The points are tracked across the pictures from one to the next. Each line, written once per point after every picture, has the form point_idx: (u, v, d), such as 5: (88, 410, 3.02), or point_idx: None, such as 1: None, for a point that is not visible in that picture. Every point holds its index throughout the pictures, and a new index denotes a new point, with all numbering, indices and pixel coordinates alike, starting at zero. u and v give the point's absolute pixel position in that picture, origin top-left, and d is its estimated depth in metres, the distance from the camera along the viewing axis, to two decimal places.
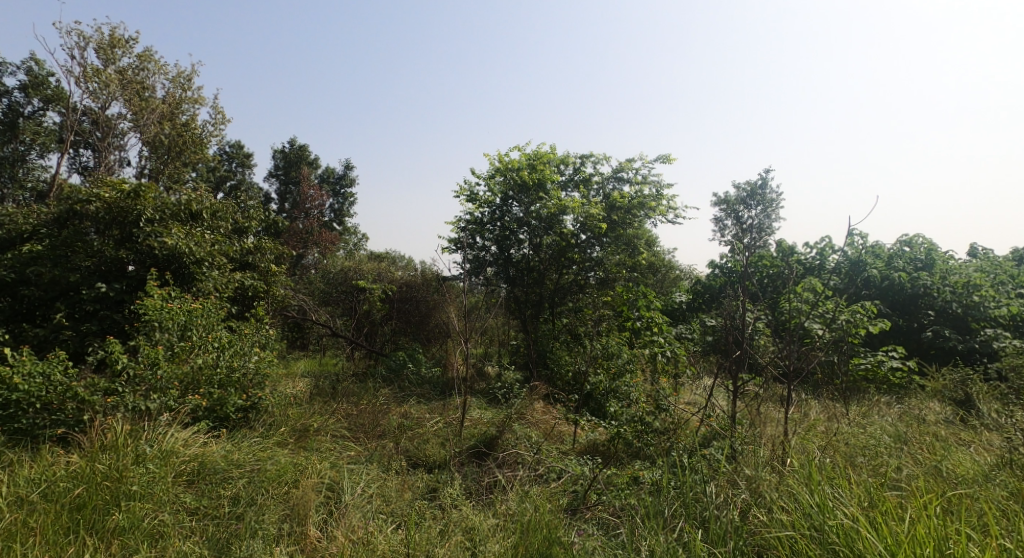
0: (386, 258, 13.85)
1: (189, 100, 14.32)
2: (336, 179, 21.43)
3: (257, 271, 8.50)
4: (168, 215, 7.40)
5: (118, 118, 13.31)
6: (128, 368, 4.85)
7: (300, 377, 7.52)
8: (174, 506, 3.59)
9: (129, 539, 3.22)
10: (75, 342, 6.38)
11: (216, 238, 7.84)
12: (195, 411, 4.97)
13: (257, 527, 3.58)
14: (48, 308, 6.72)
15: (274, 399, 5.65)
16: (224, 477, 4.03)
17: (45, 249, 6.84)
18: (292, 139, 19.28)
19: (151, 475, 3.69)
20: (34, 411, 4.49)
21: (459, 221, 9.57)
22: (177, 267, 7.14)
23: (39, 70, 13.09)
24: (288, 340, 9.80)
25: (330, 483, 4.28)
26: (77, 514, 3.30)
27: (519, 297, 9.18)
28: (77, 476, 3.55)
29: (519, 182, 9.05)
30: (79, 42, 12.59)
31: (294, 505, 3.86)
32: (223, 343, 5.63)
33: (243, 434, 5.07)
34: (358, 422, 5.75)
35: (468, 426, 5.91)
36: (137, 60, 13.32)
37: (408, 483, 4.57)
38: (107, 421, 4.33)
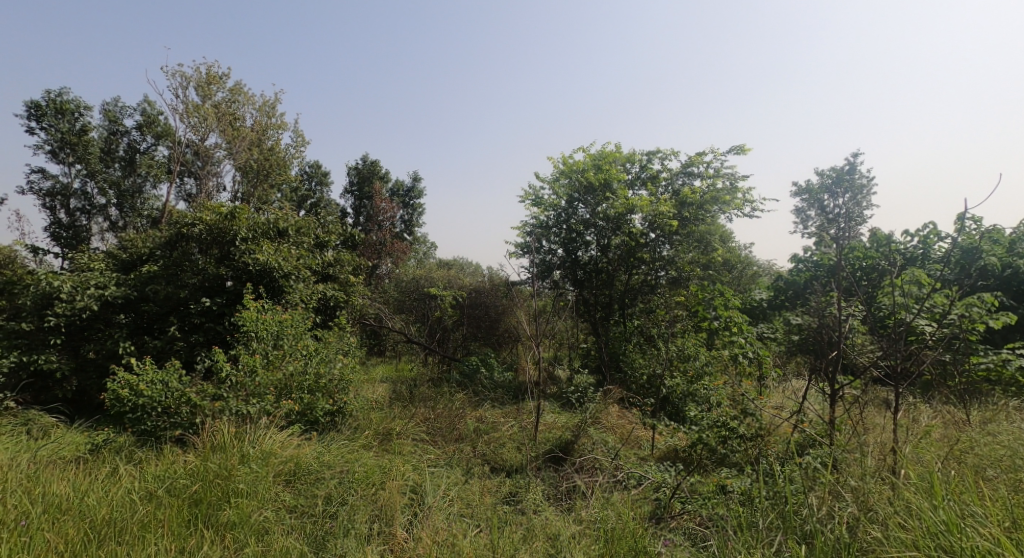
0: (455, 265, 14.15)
1: (274, 126, 15.39)
2: (405, 191, 22.22)
3: (337, 282, 8.96)
4: (259, 233, 8.02)
5: (215, 148, 14.54)
6: (231, 375, 5.28)
7: (379, 382, 7.83)
8: (275, 504, 3.84)
9: (239, 533, 3.47)
10: (186, 351, 7.08)
11: (301, 252, 8.36)
12: (289, 415, 5.30)
13: (349, 526, 3.74)
14: (163, 322, 7.46)
15: (358, 403, 5.93)
16: (317, 477, 4.25)
17: (159, 269, 7.59)
18: (364, 155, 20.24)
19: (253, 474, 3.97)
20: (156, 415, 4.99)
21: (525, 225, 9.63)
22: (268, 281, 7.68)
23: (150, 110, 14.53)
24: (366, 346, 10.25)
25: (414, 485, 4.41)
26: (195, 508, 3.61)
27: (589, 300, 9.08)
28: (192, 474, 3.89)
29: (584, 183, 8.97)
30: (181, 82, 13.88)
31: (381, 506, 4.01)
32: (311, 350, 5.98)
33: (332, 436, 5.35)
34: (436, 426, 5.89)
35: (544, 430, 5.89)
36: (230, 93, 14.50)
37: (489, 487, 4.62)
38: (215, 424, 4.72)
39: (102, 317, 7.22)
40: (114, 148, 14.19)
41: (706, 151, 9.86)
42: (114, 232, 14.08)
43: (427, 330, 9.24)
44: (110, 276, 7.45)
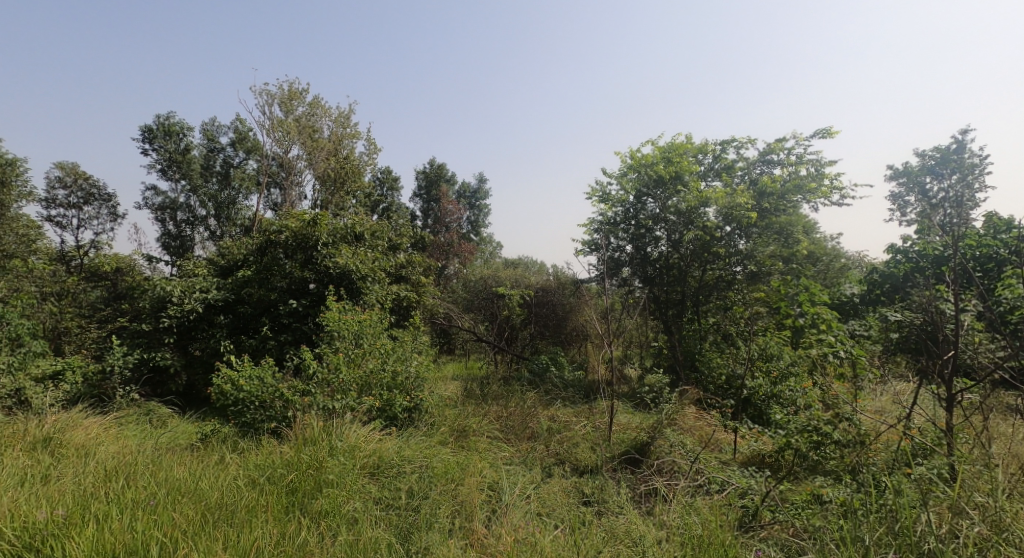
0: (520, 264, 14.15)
1: (349, 135, 16.11)
2: (472, 192, 22.60)
3: (410, 283, 9.25)
4: (338, 238, 8.44)
5: (297, 159, 15.44)
6: (318, 372, 5.60)
7: (451, 380, 7.99)
8: (363, 495, 4.01)
9: (332, 521, 3.64)
10: (276, 349, 7.54)
11: (376, 254, 8.68)
12: (371, 410, 5.52)
13: (432, 519, 3.82)
14: (256, 322, 8.00)
15: (433, 401, 6.06)
16: (399, 471, 4.39)
17: (252, 273, 8.17)
18: (432, 159, 20.83)
19: (342, 466, 4.17)
20: (255, 408, 5.39)
21: (593, 222, 9.48)
22: (347, 283, 8.05)
23: (242, 127, 15.66)
24: (437, 345, 10.49)
25: (492, 482, 4.45)
26: (292, 496, 3.85)
27: (660, 297, 8.73)
28: (287, 463, 4.14)
29: (654, 177, 8.69)
30: (266, 100, 14.85)
31: (461, 501, 4.08)
32: (387, 349, 6.21)
33: (410, 432, 5.50)
34: (509, 424, 5.92)
35: (618, 431, 5.74)
36: (309, 107, 15.37)
37: (565, 487, 4.57)
38: (305, 418, 4.99)
39: (206, 318, 7.88)
40: (212, 164, 15.43)
41: (787, 137, 9.29)
42: (214, 241, 15.31)
43: (495, 329, 9.19)
44: (211, 280, 8.11)
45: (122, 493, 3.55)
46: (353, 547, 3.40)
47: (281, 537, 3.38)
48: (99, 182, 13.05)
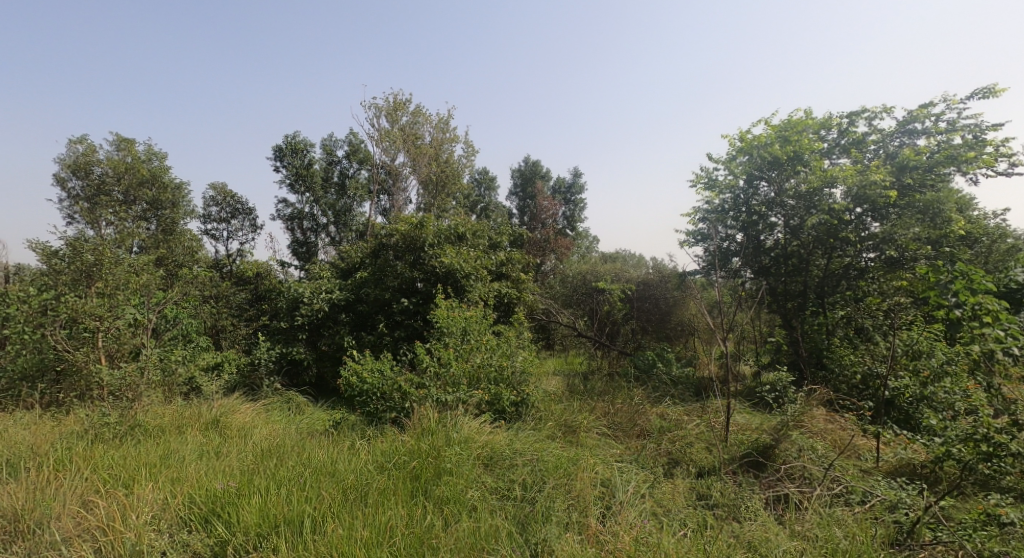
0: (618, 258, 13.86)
1: (449, 140, 16.69)
2: (567, 187, 22.51)
3: (510, 280, 9.40)
4: (443, 239, 8.81)
5: (402, 166, 16.33)
6: (431, 366, 5.90)
7: (553, 375, 8.00)
8: (479, 484, 4.13)
9: (454, 508, 3.79)
10: (392, 345, 8.07)
11: (478, 253, 8.93)
12: (480, 403, 5.67)
13: (548, 512, 3.82)
14: (374, 319, 8.60)
15: (539, 395, 6.12)
16: (511, 464, 4.47)
17: (368, 274, 8.78)
18: (528, 157, 21.05)
19: (459, 456, 4.35)
20: (377, 399, 5.81)
21: (698, 211, 9.02)
22: (453, 282, 8.36)
23: (355, 139, 16.85)
24: (537, 340, 10.55)
25: (605, 477, 4.39)
26: (416, 481, 4.07)
27: (777, 288, 8.08)
28: (410, 452, 4.39)
29: (768, 159, 8.06)
30: (375, 112, 15.84)
31: (575, 495, 4.06)
32: (492, 344, 6.38)
33: (519, 425, 5.58)
34: (617, 420, 5.80)
35: (736, 430, 5.38)
36: (412, 116, 16.14)
37: (681, 486, 4.39)
38: (422, 410, 5.27)
39: (332, 316, 8.62)
40: (331, 176, 16.76)
41: (932, 103, 8.17)
42: (335, 246, 16.64)
43: (596, 324, 9.04)
44: (334, 282, 8.85)
45: (276, 470, 3.98)
46: (476, 533, 3.49)
47: (410, 519, 3.58)
48: (241, 199, 14.70)
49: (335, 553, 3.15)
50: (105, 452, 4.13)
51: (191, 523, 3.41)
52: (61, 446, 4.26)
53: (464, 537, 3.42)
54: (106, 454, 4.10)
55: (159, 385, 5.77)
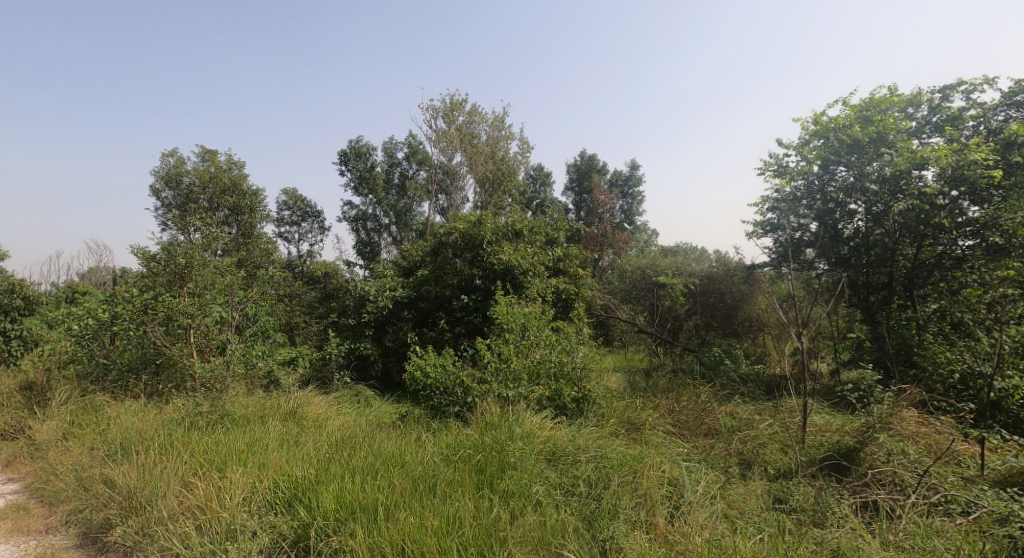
0: (678, 252, 13.49)
1: (504, 138, 16.78)
2: (624, 181, 22.14)
3: (568, 276, 9.35)
4: (501, 236, 8.88)
5: (459, 165, 16.60)
6: (491, 362, 5.98)
7: (614, 371, 7.90)
8: (543, 480, 4.15)
9: (519, 502, 3.83)
10: (453, 341, 8.24)
11: (536, 249, 8.95)
12: (542, 399, 5.69)
13: (615, 510, 3.78)
14: (435, 316, 8.83)
15: (600, 391, 6.07)
16: (575, 460, 4.47)
17: (429, 272, 9.02)
18: (583, 151, 20.86)
19: (522, 450, 4.39)
20: (440, 393, 5.97)
21: (768, 200, 8.61)
22: (511, 278, 8.40)
23: (414, 141, 17.28)
24: (596, 336, 10.45)
25: (673, 476, 4.30)
26: (481, 474, 4.15)
27: (858, 280, 7.59)
28: (474, 445, 4.48)
29: (847, 141, 7.57)
30: (432, 114, 16.17)
31: (642, 493, 4.00)
32: (552, 340, 6.39)
33: (581, 422, 5.55)
34: (682, 418, 5.66)
35: (813, 431, 5.11)
36: (468, 116, 16.35)
37: (754, 489, 4.24)
38: (484, 404, 5.36)
39: (396, 314, 8.92)
40: (392, 178, 17.27)
41: None
42: (397, 245, 17.18)
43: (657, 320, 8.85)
44: (397, 280, 9.15)
45: (350, 459, 4.17)
46: (542, 527, 3.52)
47: (477, 511, 3.65)
48: (310, 203, 15.47)
49: (407, 540, 3.25)
50: (201, 438, 4.49)
51: (276, 506, 3.64)
52: (164, 431, 4.67)
53: (531, 530, 3.45)
54: (200, 440, 4.45)
55: (242, 379, 6.19)
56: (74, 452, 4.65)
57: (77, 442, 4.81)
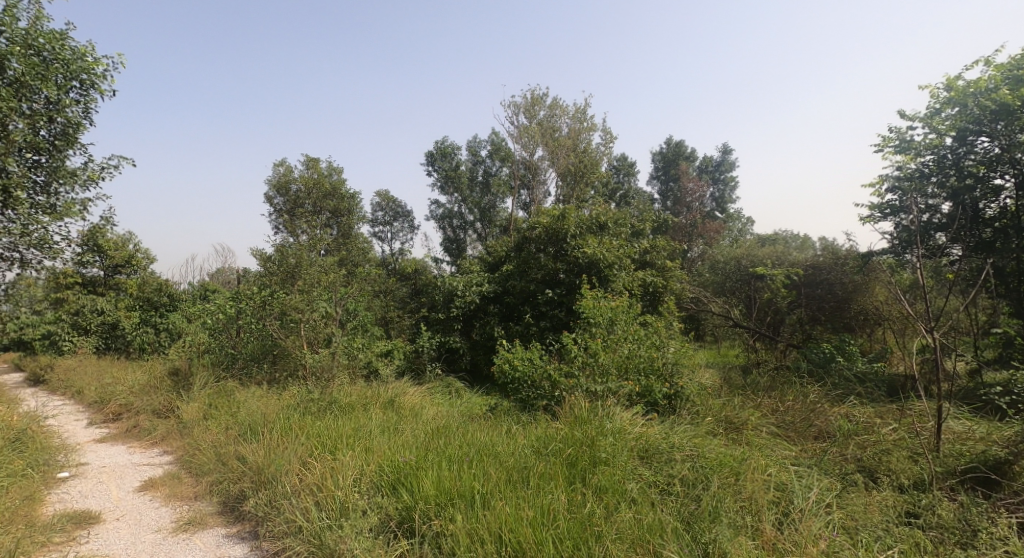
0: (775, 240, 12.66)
1: (586, 129, 16.54)
2: (714, 166, 21.11)
3: (655, 268, 9.11)
4: (585, 229, 8.80)
5: (541, 159, 16.63)
6: (579, 356, 5.95)
7: (707, 367, 7.60)
8: (637, 477, 4.08)
9: (613, 498, 3.79)
10: (539, 335, 8.30)
11: (621, 242, 8.76)
12: (632, 395, 5.59)
13: (718, 513, 3.62)
14: (520, 310, 8.95)
15: (694, 388, 5.86)
16: (669, 458, 4.35)
17: (514, 267, 9.17)
18: (670, 138, 20.12)
19: (613, 446, 4.34)
20: (528, 386, 6.08)
21: (888, 178, 7.81)
22: (596, 272, 8.29)
23: (496, 138, 17.55)
24: (687, 330, 10.10)
25: (780, 479, 4.05)
26: (572, 468, 4.15)
27: (1004, 267, 6.66)
28: (565, 439, 4.49)
29: (992, 107, 6.69)
30: (514, 110, 16.32)
31: (747, 496, 3.80)
32: (640, 335, 6.25)
33: (674, 419, 5.40)
34: (787, 419, 5.31)
35: (949, 438, 4.58)
36: (549, 109, 16.32)
37: (875, 498, 3.90)
38: (572, 399, 5.36)
39: (483, 308, 9.17)
40: (476, 175, 17.66)
41: None
42: (481, 242, 17.54)
43: (754, 314, 8.35)
44: (483, 275, 9.40)
45: (445, 447, 4.35)
46: (640, 526, 3.45)
47: (570, 505, 3.65)
48: (401, 203, 16.22)
49: (505, 528, 3.32)
50: (314, 423, 4.88)
51: (382, 488, 3.87)
52: (283, 415, 5.13)
53: (627, 527, 3.40)
54: (313, 425, 4.85)
55: (346, 369, 6.63)
56: (212, 431, 5.24)
57: (214, 422, 5.41)
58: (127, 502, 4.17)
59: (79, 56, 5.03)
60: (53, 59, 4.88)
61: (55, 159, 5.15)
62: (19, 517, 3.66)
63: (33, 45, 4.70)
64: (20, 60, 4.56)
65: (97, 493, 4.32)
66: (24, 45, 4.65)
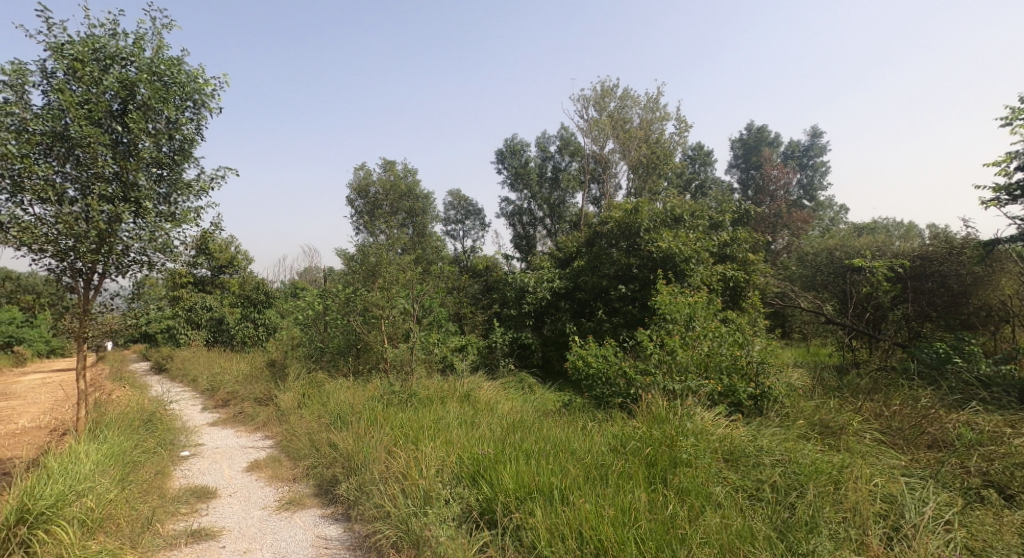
0: (872, 229, 11.66)
1: (659, 118, 15.93)
2: (801, 151, 19.81)
3: (736, 262, 8.67)
4: (659, 223, 8.52)
5: (612, 152, 16.31)
6: (655, 353, 5.76)
7: (795, 367, 7.15)
8: (722, 481, 3.90)
9: (697, 500, 3.64)
10: (612, 331, 8.16)
11: (699, 235, 8.34)
12: (714, 395, 5.35)
13: (815, 523, 3.39)
14: (592, 306, 8.85)
15: (783, 389, 5.52)
16: (757, 462, 4.12)
17: (585, 263, 9.09)
18: (751, 124, 19.08)
19: (695, 447, 4.16)
20: (603, 384, 5.98)
21: (1017, 156, 6.93)
22: (672, 266, 7.94)
23: (566, 133, 17.40)
24: (771, 327, 9.55)
25: (888, 490, 3.73)
26: (652, 468, 4.03)
27: None
28: (642, 438, 4.36)
29: None
30: (583, 104, 16.09)
31: (849, 507, 3.53)
32: (722, 332, 5.96)
33: (761, 421, 5.11)
34: (893, 425, 4.86)
35: None
36: (620, 101, 15.94)
37: (1005, 517, 3.48)
38: (649, 396, 5.22)
39: (554, 305, 9.16)
40: (545, 171, 17.61)
41: None
42: (551, 237, 17.51)
43: (850, 310, 7.73)
44: (554, 271, 9.37)
45: (521, 442, 4.35)
46: (728, 531, 3.29)
47: (652, 505, 3.55)
48: (472, 201, 16.51)
49: (586, 525, 3.27)
50: (397, 415, 5.07)
51: (463, 480, 3.94)
52: (368, 406, 5.37)
53: (714, 533, 3.25)
54: (395, 416, 5.03)
55: (423, 363, 6.82)
56: (307, 418, 5.58)
57: (308, 411, 5.76)
58: (237, 481, 4.53)
59: (196, 79, 4.78)
60: (173, 84, 4.66)
61: (176, 173, 4.78)
62: (153, 487, 4.09)
63: (157, 71, 4.54)
64: (147, 85, 4.44)
65: (213, 471, 4.73)
66: (149, 73, 4.51)
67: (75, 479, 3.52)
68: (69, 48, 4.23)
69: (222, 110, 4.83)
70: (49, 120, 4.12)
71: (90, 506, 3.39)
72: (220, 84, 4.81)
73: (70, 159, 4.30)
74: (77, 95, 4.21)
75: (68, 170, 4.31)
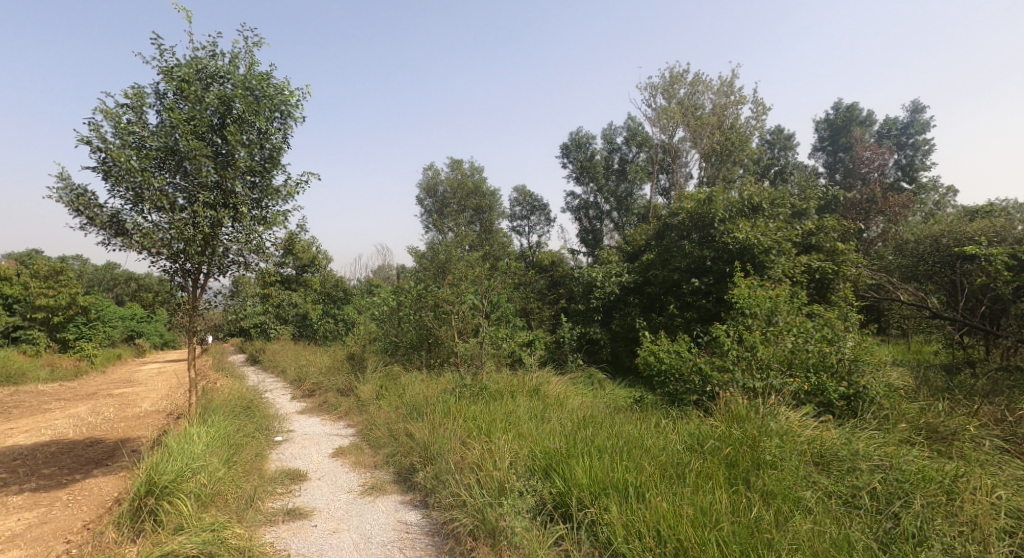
0: (983, 212, 10.50)
1: (733, 103, 15.11)
2: (900, 130, 18.24)
3: (823, 252, 8.08)
4: (735, 212, 8.08)
5: (682, 141, 15.69)
6: (733, 349, 5.47)
7: (892, 365, 6.58)
8: (812, 484, 3.63)
9: (785, 504, 3.40)
10: (684, 326, 7.88)
11: (780, 224, 7.82)
12: (800, 394, 5.01)
13: (925, 537, 3.07)
14: (663, 300, 8.58)
15: (881, 388, 5.10)
16: (852, 466, 3.80)
17: (655, 256, 8.82)
18: (839, 103, 17.77)
19: (781, 449, 3.90)
20: (676, 380, 5.76)
21: None
22: (749, 258, 7.51)
23: (633, 123, 16.91)
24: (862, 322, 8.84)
25: (1014, 503, 3.31)
26: (732, 469, 3.81)
27: None
28: (722, 437, 4.14)
29: None
30: (652, 92, 15.56)
31: (965, 520, 3.17)
32: (807, 327, 5.56)
33: (856, 423, 4.72)
34: (1018, 432, 4.32)
35: None
36: (691, 87, 15.27)
37: None
38: (728, 394, 4.96)
39: (623, 300, 8.96)
40: (611, 164, 17.23)
41: None
42: (619, 231, 17.16)
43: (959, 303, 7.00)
44: (623, 265, 9.16)
45: (592, 438, 4.26)
46: (823, 539, 3.05)
47: (735, 507, 3.35)
48: (538, 196, 16.47)
49: (664, 523, 3.14)
50: (468, 407, 5.12)
51: (535, 473, 3.91)
52: (442, 399, 5.47)
53: (807, 539, 3.02)
54: (467, 409, 5.08)
55: (492, 357, 6.88)
56: (385, 409, 5.77)
57: (386, 401, 5.96)
58: (325, 465, 4.76)
59: (283, 91, 5.02)
60: (263, 97, 4.91)
61: (268, 179, 5.02)
62: (254, 468, 4.38)
63: (250, 86, 4.81)
64: (242, 99, 4.74)
65: (303, 455, 4.99)
66: (243, 88, 4.80)
67: (190, 457, 3.83)
68: (176, 70, 4.59)
69: (306, 119, 5.05)
70: (163, 137, 4.49)
71: (203, 482, 3.68)
72: (304, 94, 5.03)
73: (178, 170, 4.66)
74: (184, 113, 4.56)
75: (179, 180, 4.67)
